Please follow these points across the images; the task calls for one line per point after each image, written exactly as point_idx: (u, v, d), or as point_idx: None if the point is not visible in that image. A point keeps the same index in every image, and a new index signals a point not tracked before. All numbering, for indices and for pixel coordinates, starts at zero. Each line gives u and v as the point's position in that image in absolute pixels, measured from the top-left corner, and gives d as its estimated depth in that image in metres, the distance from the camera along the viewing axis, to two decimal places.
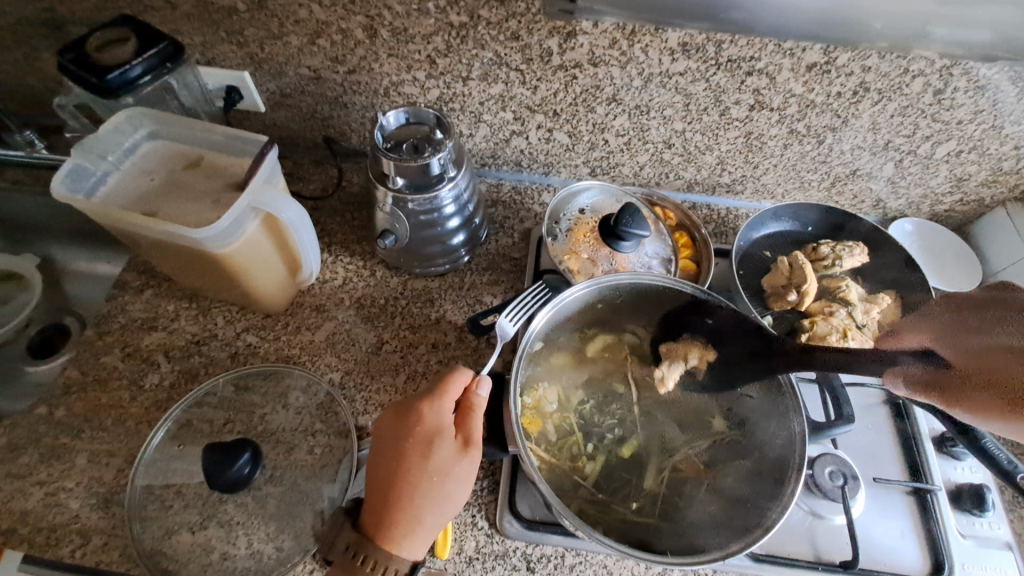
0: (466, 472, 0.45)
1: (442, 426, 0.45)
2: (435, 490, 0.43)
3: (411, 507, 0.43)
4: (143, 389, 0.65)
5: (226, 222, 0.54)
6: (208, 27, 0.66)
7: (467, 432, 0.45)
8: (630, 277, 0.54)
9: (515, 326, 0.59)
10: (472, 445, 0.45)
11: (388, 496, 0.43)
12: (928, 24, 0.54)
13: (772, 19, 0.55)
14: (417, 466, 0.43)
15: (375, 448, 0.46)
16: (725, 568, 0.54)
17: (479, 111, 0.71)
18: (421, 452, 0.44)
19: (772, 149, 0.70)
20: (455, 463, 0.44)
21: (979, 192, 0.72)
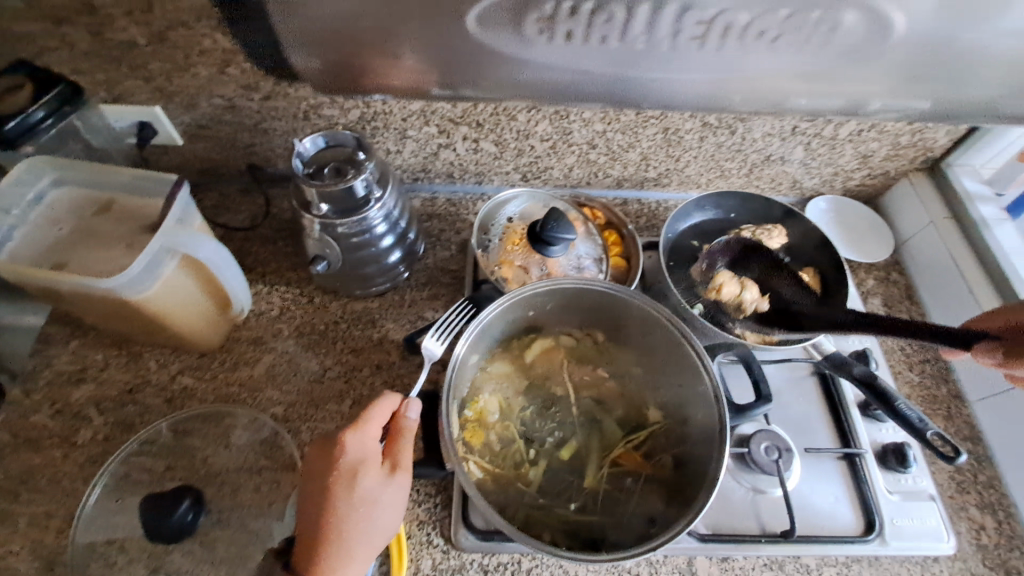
0: (395, 496, 0.45)
1: (369, 454, 0.45)
2: (364, 518, 0.44)
3: (340, 537, 0.43)
4: (76, 445, 0.62)
5: (136, 269, 0.53)
6: (108, 64, 0.63)
7: (395, 456, 0.46)
8: (547, 285, 0.54)
9: (441, 347, 0.57)
10: (401, 468, 0.46)
11: (317, 529, 0.43)
12: (791, 94, 0.47)
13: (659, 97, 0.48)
14: (344, 497, 0.43)
15: (302, 483, 0.46)
16: (674, 553, 0.56)
17: (403, 127, 0.71)
18: (349, 482, 0.44)
19: (690, 142, 0.73)
20: (384, 489, 0.45)
21: (884, 165, 0.77)
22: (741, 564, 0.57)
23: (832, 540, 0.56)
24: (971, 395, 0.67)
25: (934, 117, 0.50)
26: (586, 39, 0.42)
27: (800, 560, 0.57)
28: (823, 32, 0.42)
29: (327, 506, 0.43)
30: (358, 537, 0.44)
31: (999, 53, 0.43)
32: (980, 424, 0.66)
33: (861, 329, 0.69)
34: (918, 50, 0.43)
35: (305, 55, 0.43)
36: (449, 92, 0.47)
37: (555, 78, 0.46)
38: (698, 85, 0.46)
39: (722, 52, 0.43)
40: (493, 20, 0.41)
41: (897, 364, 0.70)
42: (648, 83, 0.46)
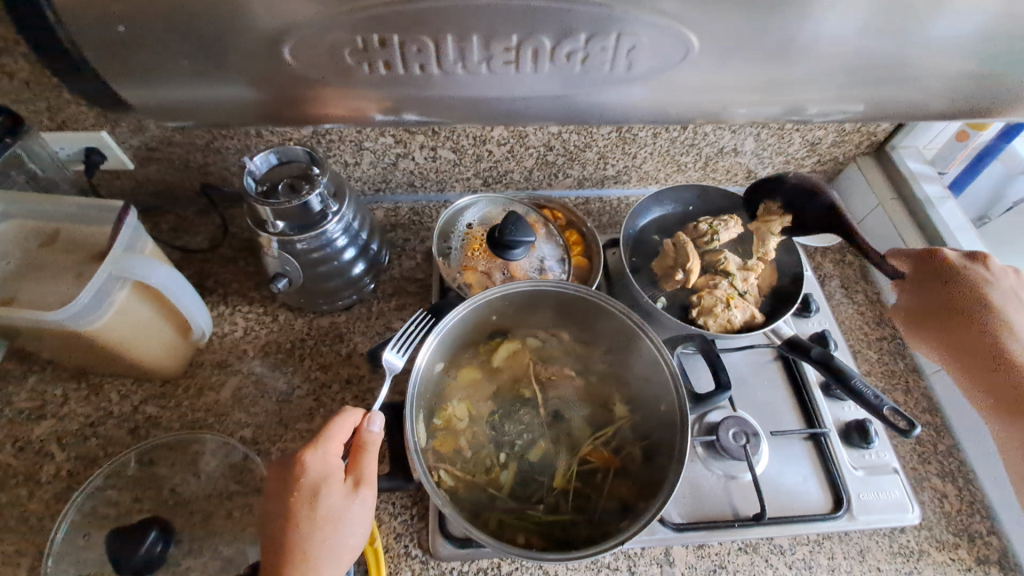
0: (359, 511, 0.45)
1: (329, 471, 0.45)
2: (327, 536, 0.43)
3: (303, 557, 0.42)
4: (39, 484, 0.61)
5: (86, 297, 0.52)
6: (49, 91, 0.61)
7: (357, 471, 0.46)
8: (503, 289, 0.55)
9: (402, 358, 0.57)
10: (364, 483, 0.46)
11: (278, 550, 0.42)
12: (728, 104, 0.45)
13: (610, 115, 0.46)
14: (305, 515, 0.43)
15: (265, 506, 0.45)
16: (651, 544, 0.57)
17: (359, 139, 0.71)
18: (309, 503, 0.43)
19: (644, 139, 0.74)
20: (347, 506, 0.44)
21: (833, 151, 0.79)
22: (717, 550, 0.58)
23: (802, 520, 0.58)
24: (927, 368, 0.70)
25: (888, 117, 0.49)
26: (492, 67, 0.40)
27: (773, 541, 0.58)
28: (666, 45, 0.39)
29: (290, 526, 0.43)
30: (321, 557, 0.43)
31: (941, 69, 0.42)
32: (936, 396, 0.68)
33: (819, 311, 0.71)
34: (856, 75, 0.42)
35: (237, 82, 0.40)
36: (395, 117, 0.45)
37: (479, 107, 0.44)
38: (639, 101, 0.44)
39: (635, 67, 0.41)
40: (308, 50, 0.38)
41: (856, 343, 0.72)
42: (600, 105, 0.44)
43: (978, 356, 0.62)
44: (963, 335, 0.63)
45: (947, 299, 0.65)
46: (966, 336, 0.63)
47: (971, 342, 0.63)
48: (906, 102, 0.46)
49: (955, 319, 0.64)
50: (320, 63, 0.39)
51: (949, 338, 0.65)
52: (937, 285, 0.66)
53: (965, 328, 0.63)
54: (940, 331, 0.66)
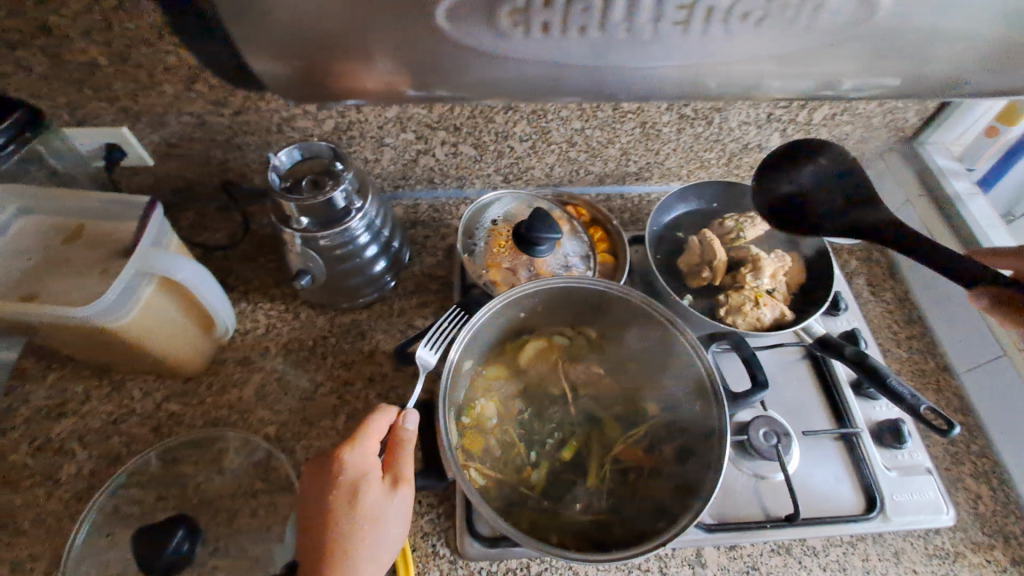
0: (398, 511, 0.44)
1: (367, 469, 0.44)
2: (367, 535, 0.42)
3: (343, 556, 0.41)
4: (60, 482, 0.60)
5: (113, 293, 0.51)
6: (70, 86, 0.61)
7: (395, 469, 0.45)
8: (537, 284, 0.54)
9: (436, 355, 0.57)
10: (402, 482, 0.45)
11: (317, 549, 0.42)
12: (763, 77, 0.40)
13: (632, 86, 0.40)
14: (346, 513, 0.42)
15: (301, 504, 0.44)
16: (683, 545, 0.56)
17: (380, 135, 0.70)
18: (348, 501, 0.43)
19: (669, 134, 0.73)
20: (387, 504, 0.44)
21: (859, 147, 0.78)
22: (749, 550, 0.57)
23: (836, 520, 0.57)
24: (959, 366, 0.69)
25: (913, 95, 0.44)
26: (529, 30, 0.35)
27: (806, 542, 0.58)
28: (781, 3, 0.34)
29: (329, 524, 0.42)
30: (361, 557, 0.42)
31: (965, 29, 0.36)
32: (968, 395, 0.68)
33: (849, 309, 0.70)
34: (879, 47, 0.37)
35: (263, 58, 0.35)
36: (427, 93, 0.40)
37: (511, 72, 0.38)
38: (671, 74, 0.39)
39: (690, 33, 0.36)
40: (465, 10, 0.33)
41: (885, 341, 0.71)
42: (620, 72, 0.39)
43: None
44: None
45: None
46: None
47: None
48: (918, 78, 0.41)
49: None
50: (379, 22, 0.34)
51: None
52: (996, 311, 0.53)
53: None
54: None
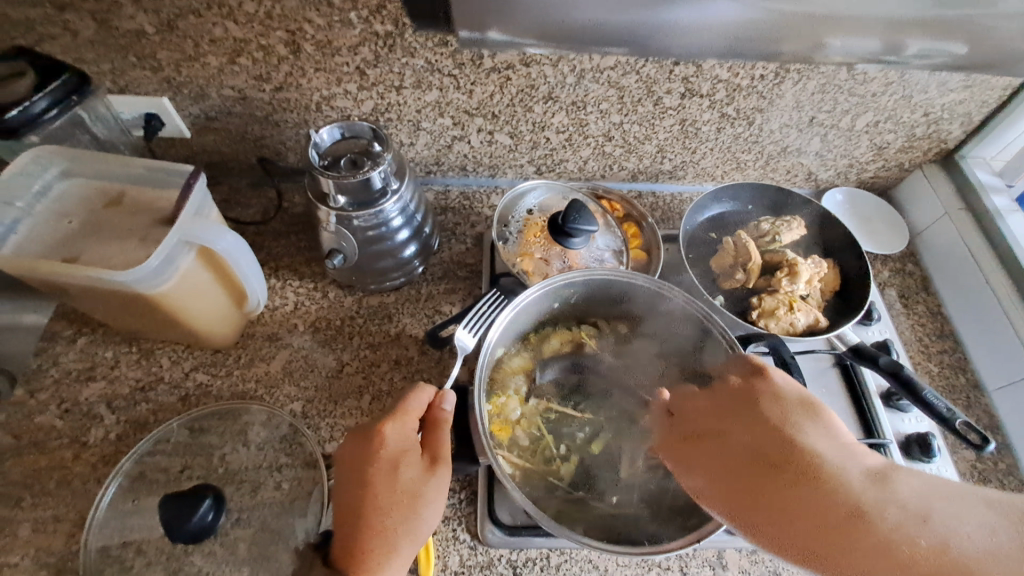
0: (436, 489, 0.46)
1: (408, 445, 0.47)
2: (407, 511, 0.45)
3: (383, 529, 0.44)
4: (87, 445, 0.61)
5: (156, 260, 0.52)
6: (116, 53, 0.61)
7: (434, 449, 0.48)
8: (582, 275, 0.55)
9: (474, 338, 0.58)
10: (440, 462, 0.48)
11: (358, 523, 0.44)
12: (827, 40, 0.58)
13: (685, 44, 0.58)
14: (386, 488, 0.45)
15: (341, 475, 0.47)
16: (704, 546, 0.56)
17: (417, 119, 0.70)
18: (389, 473, 0.45)
19: (707, 133, 0.73)
20: (425, 481, 0.46)
21: (899, 157, 0.78)
22: (771, 556, 0.56)
23: None
24: (990, 384, 0.68)
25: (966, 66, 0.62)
26: None
27: None
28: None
29: (370, 498, 0.45)
30: (400, 532, 0.44)
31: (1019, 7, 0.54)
32: (998, 413, 0.67)
33: (880, 320, 0.70)
34: (921, 21, 0.55)
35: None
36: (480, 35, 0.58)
37: (569, 19, 0.56)
38: (723, 25, 0.56)
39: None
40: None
41: (916, 354, 0.71)
42: (664, 26, 0.56)
43: (802, 521, 0.40)
44: (760, 482, 0.43)
45: (733, 424, 0.47)
46: (760, 490, 0.43)
47: (764, 492, 0.43)
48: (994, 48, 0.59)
49: (727, 457, 0.46)
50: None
51: (719, 480, 0.45)
52: (677, 427, 0.51)
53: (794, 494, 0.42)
54: (715, 465, 0.46)
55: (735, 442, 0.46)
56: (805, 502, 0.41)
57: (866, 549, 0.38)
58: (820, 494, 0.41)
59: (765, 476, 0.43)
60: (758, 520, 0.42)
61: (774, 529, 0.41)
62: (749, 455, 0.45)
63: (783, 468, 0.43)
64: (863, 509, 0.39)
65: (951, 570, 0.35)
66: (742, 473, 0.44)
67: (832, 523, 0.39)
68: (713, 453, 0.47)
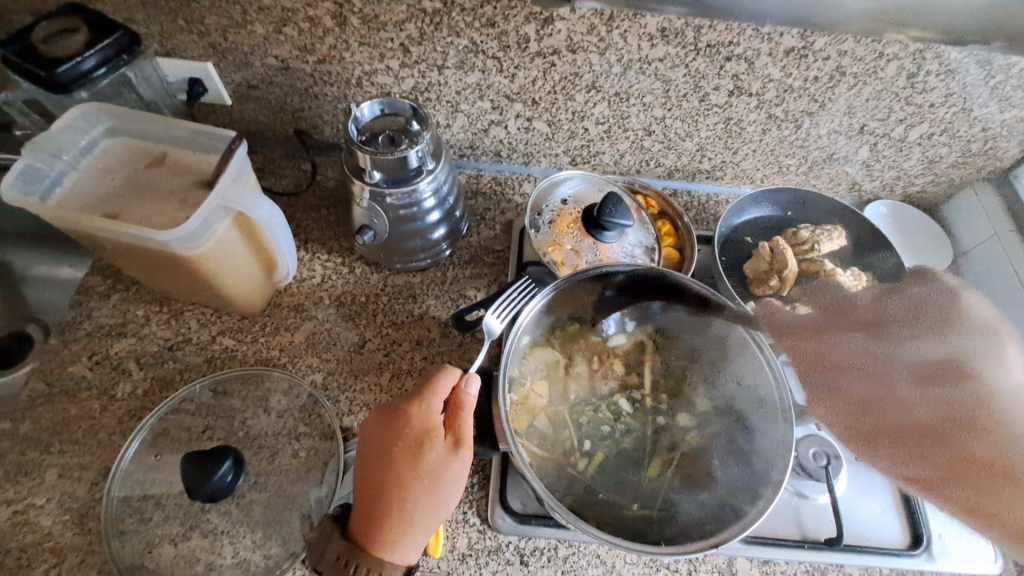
0: (457, 472, 0.47)
1: (431, 426, 0.47)
2: (427, 492, 0.46)
3: (403, 508, 0.45)
4: (115, 398, 0.62)
5: (195, 222, 0.52)
6: (165, 15, 0.62)
7: (457, 432, 0.48)
8: (615, 266, 0.56)
9: (502, 324, 0.58)
10: (463, 445, 0.48)
11: (379, 499, 0.45)
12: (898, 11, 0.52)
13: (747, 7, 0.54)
14: (410, 468, 0.45)
15: (364, 450, 0.48)
16: (715, 552, 0.55)
17: (456, 100, 0.69)
18: (412, 453, 0.46)
19: (751, 134, 0.71)
20: (447, 463, 0.47)
21: (950, 172, 0.75)
22: (782, 568, 0.55)
23: (876, 551, 0.55)
24: None
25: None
26: None
27: (843, 569, 0.56)
28: None
29: (391, 477, 0.46)
30: (420, 510, 0.45)
31: None
32: None
33: None
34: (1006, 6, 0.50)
35: None
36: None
37: None
38: None
39: None
40: None
41: None
42: None
43: (942, 477, 0.57)
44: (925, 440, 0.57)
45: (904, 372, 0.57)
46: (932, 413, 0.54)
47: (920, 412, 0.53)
48: None
49: (823, 372, 0.61)
50: None
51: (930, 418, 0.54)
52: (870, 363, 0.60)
53: None
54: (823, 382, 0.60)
55: (861, 373, 0.60)
56: None
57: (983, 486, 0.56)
58: (942, 438, 0.57)
59: None
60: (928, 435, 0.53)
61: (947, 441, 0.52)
62: (896, 408, 0.59)
63: (924, 412, 0.58)
64: None
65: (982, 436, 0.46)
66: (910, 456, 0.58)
67: None
68: (881, 418, 0.59)
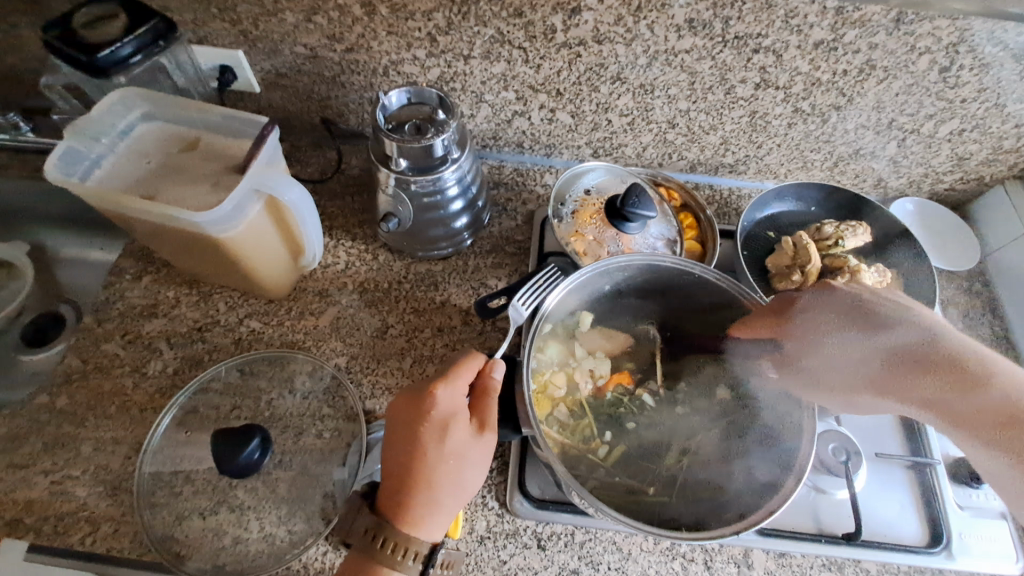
0: (480, 454, 0.48)
1: (457, 409, 0.48)
2: (452, 473, 0.47)
3: (429, 487, 0.46)
4: (146, 376, 0.64)
5: (230, 205, 0.54)
6: (199, 4, 0.63)
7: (481, 416, 0.49)
8: (643, 259, 0.55)
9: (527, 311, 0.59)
10: (487, 428, 0.49)
11: (405, 479, 0.46)
12: None
13: None
14: (436, 450, 0.46)
15: (391, 430, 0.49)
16: (731, 543, 0.55)
17: (481, 91, 0.69)
18: (438, 435, 0.47)
19: (777, 128, 0.70)
20: (470, 445, 0.48)
21: (980, 170, 0.73)
22: (798, 561, 0.55)
23: (895, 548, 0.55)
24: None
25: None
26: None
27: (860, 564, 0.56)
28: None
29: (418, 458, 0.47)
30: (445, 489, 0.47)
31: None
32: None
33: None
34: None
35: None
36: None
37: None
38: None
39: None
40: None
41: None
42: None
43: (972, 414, 0.49)
44: (906, 384, 0.53)
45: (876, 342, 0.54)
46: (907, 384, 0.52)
47: (910, 378, 0.52)
48: None
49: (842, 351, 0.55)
50: None
51: (907, 386, 0.52)
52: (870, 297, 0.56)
53: (910, 378, 0.52)
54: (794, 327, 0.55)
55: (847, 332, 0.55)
56: (919, 391, 0.52)
57: (983, 414, 0.49)
58: (926, 369, 0.51)
59: (909, 357, 0.52)
60: (933, 399, 0.51)
61: (937, 406, 0.51)
62: (915, 366, 0.52)
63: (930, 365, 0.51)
64: (966, 397, 0.50)
65: (972, 401, 0.49)
66: (912, 388, 0.52)
67: (930, 390, 0.51)
68: (897, 383, 0.53)
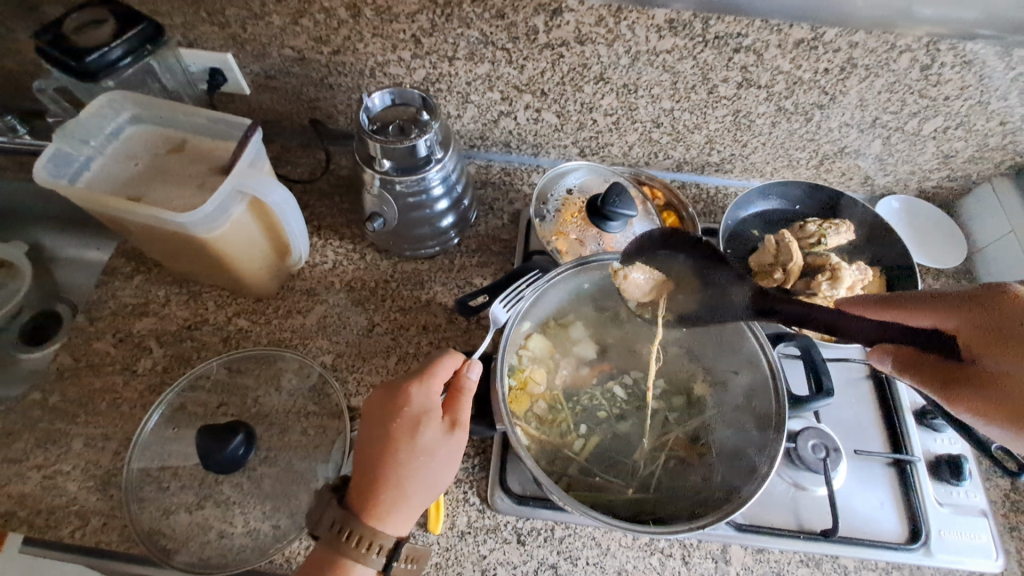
0: (451, 451, 0.49)
1: (430, 406, 0.49)
2: (421, 470, 0.47)
3: (398, 482, 0.47)
4: (136, 373, 0.65)
5: (212, 205, 0.55)
6: (188, 7, 0.64)
7: (454, 414, 0.50)
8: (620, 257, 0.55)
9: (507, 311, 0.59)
10: (459, 426, 0.50)
11: (376, 472, 0.47)
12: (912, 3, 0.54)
13: None
14: (407, 445, 0.47)
15: (365, 424, 0.50)
16: (710, 538, 0.56)
17: (466, 91, 0.70)
18: (410, 430, 0.48)
19: (761, 127, 0.71)
20: (442, 442, 0.48)
21: (966, 167, 0.73)
22: (776, 557, 0.56)
23: (874, 545, 0.55)
24: None
25: None
26: None
27: (838, 560, 0.56)
28: None
29: (389, 453, 0.47)
30: (414, 485, 0.47)
31: None
32: None
33: None
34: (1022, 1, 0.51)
35: None
36: None
37: None
38: None
39: None
40: None
41: None
42: None
43: None
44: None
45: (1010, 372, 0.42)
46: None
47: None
48: None
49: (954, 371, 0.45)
50: None
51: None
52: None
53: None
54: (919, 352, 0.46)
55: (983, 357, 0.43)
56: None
57: None
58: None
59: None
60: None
61: None
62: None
63: None
64: None
65: None
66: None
67: None
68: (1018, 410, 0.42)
